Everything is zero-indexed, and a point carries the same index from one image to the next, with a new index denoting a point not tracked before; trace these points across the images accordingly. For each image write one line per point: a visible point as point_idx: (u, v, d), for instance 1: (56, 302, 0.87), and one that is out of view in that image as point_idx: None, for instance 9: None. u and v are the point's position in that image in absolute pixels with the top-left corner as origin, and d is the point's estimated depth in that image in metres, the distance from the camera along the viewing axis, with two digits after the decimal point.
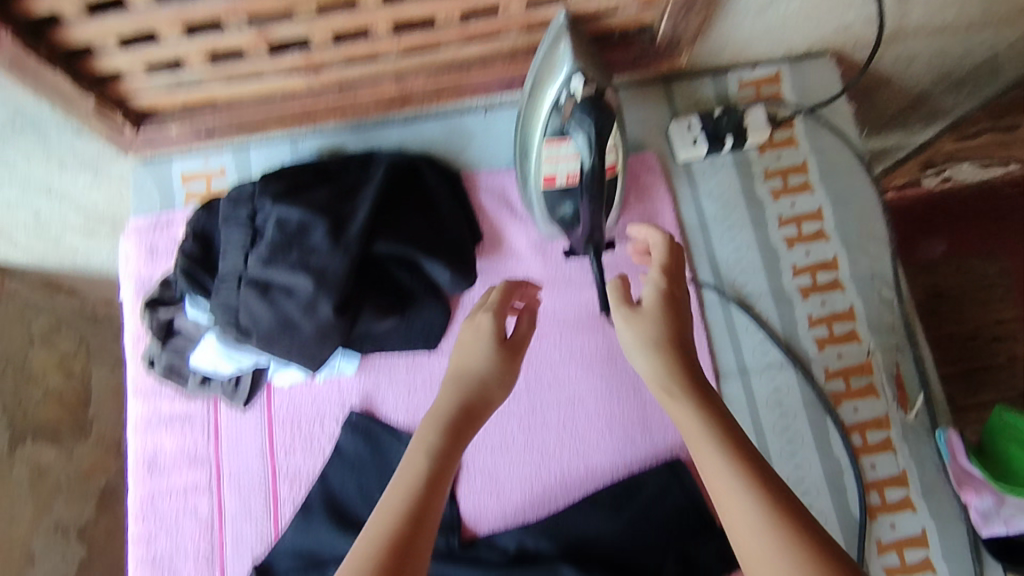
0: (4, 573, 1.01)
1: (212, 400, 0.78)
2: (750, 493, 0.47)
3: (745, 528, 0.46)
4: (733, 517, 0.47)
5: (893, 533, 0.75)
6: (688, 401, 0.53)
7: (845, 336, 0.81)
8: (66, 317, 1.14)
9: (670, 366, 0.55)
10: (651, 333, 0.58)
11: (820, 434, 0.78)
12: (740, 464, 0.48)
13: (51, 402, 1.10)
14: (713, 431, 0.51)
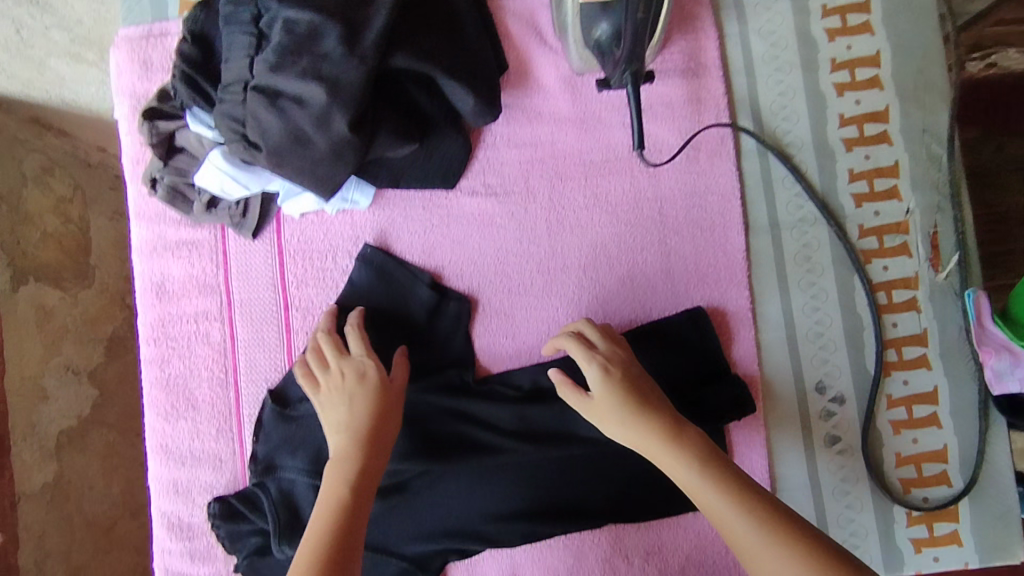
0: (20, 406, 1.02)
1: (219, 227, 0.75)
2: (738, 512, 0.55)
3: (742, 536, 0.54)
4: (728, 529, 0.55)
5: (904, 389, 0.76)
6: (664, 449, 0.61)
7: (886, 192, 0.77)
8: (61, 159, 1.06)
9: (644, 427, 0.62)
10: (616, 405, 0.64)
11: (845, 291, 0.76)
12: (723, 486, 0.57)
13: (50, 244, 1.06)
14: (694, 462, 0.59)
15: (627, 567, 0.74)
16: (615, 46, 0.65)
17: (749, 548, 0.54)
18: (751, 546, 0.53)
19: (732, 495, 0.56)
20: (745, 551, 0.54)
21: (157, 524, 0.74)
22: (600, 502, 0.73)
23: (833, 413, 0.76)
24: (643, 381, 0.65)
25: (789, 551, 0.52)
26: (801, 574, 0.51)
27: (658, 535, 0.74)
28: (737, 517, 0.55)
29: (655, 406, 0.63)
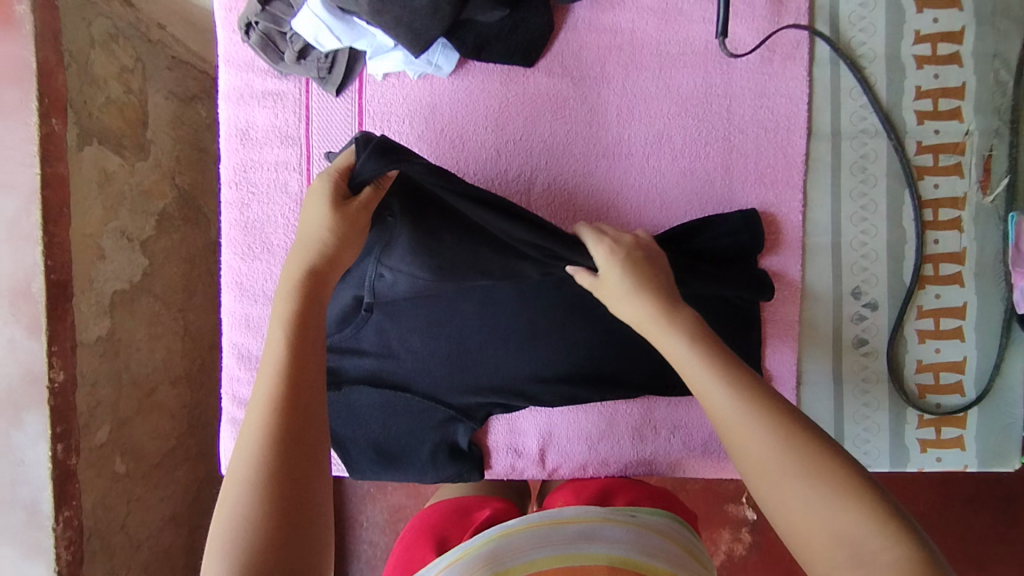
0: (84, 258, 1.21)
1: (304, 82, 0.79)
2: (722, 385, 0.53)
3: (724, 410, 0.53)
4: (713, 403, 0.54)
5: (936, 302, 0.80)
6: (658, 323, 0.60)
7: (949, 113, 0.79)
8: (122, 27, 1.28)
9: (644, 301, 0.61)
10: (622, 281, 0.63)
11: (895, 204, 0.79)
12: (709, 362, 0.55)
13: (113, 110, 1.25)
14: (687, 338, 0.58)
15: (653, 437, 0.80)
16: None
17: (729, 417, 0.52)
18: (733, 420, 0.52)
19: (719, 369, 0.55)
20: (727, 425, 0.52)
21: (227, 353, 0.80)
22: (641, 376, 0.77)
23: (866, 318, 0.80)
24: (652, 260, 0.66)
25: (765, 429, 0.50)
26: (771, 447, 0.50)
27: (686, 411, 0.79)
28: (722, 388, 0.53)
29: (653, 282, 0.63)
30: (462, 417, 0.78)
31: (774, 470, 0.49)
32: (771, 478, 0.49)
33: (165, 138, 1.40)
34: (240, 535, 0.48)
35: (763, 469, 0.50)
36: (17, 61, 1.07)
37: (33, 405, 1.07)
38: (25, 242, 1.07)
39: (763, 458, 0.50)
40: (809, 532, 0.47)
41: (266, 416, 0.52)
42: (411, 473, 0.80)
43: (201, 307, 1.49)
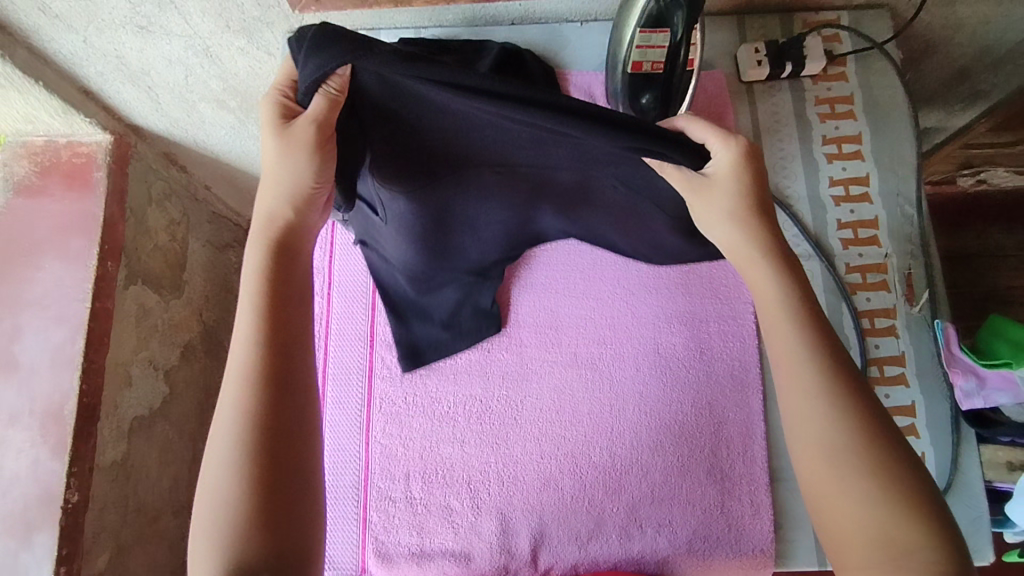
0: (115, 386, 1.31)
1: (331, 223, 0.96)
2: (813, 367, 0.60)
3: (800, 376, 0.61)
4: (793, 365, 0.61)
5: (886, 401, 0.88)
6: (768, 265, 0.67)
7: (869, 239, 0.94)
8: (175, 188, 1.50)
9: (740, 229, 0.68)
10: (729, 205, 0.67)
11: (834, 315, 0.92)
12: (803, 326, 0.63)
13: (158, 255, 1.44)
14: (786, 294, 0.65)
15: (640, 535, 0.84)
16: (655, 107, 0.89)
17: (801, 385, 0.60)
18: (813, 403, 0.59)
19: (815, 350, 0.61)
20: (795, 391, 0.61)
21: None
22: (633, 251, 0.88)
23: None
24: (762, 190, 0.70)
25: (833, 411, 0.58)
26: (830, 424, 0.58)
27: (670, 509, 0.84)
28: (812, 369, 0.60)
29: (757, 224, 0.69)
30: (482, 279, 0.91)
31: (830, 450, 0.57)
32: (832, 466, 0.57)
33: (198, 279, 1.58)
34: (228, 512, 0.55)
35: (830, 461, 0.57)
36: (87, 215, 1.26)
37: (45, 525, 1.12)
38: (65, 367, 1.18)
39: (823, 437, 0.58)
40: (851, 518, 0.55)
41: (246, 394, 0.58)
42: (439, 358, 0.92)
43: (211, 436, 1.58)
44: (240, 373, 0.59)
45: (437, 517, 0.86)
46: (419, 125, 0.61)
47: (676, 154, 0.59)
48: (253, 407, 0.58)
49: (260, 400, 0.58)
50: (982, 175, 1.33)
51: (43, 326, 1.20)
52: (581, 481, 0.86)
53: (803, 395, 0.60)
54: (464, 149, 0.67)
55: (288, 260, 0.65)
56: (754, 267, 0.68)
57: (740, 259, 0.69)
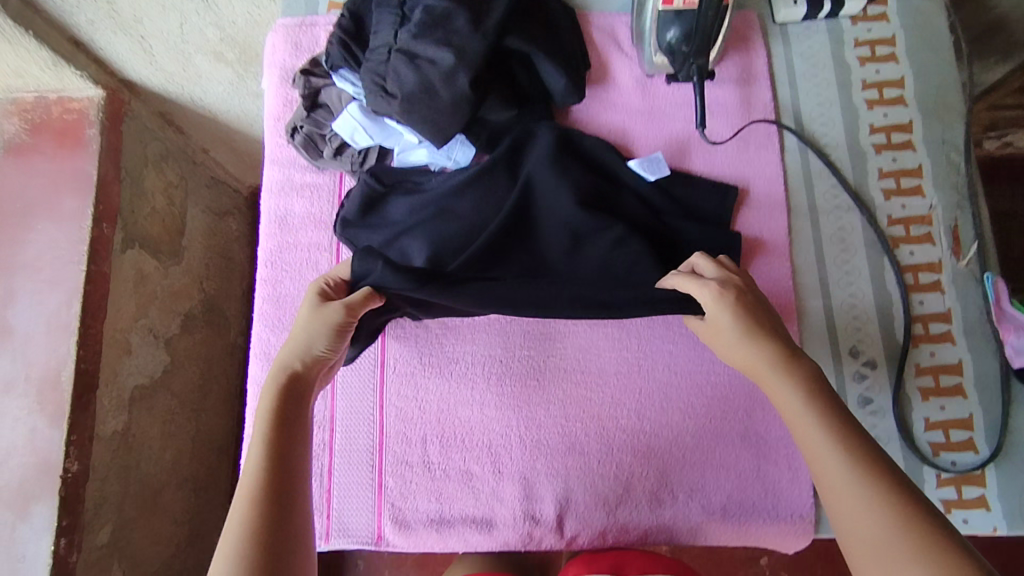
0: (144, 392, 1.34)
1: (338, 174, 0.90)
2: (839, 456, 0.56)
3: (840, 480, 0.55)
4: (830, 472, 0.56)
5: (931, 360, 0.83)
6: (774, 373, 0.63)
7: (912, 189, 0.89)
8: (173, 150, 1.43)
9: (753, 350, 0.65)
10: (733, 331, 0.66)
11: (877, 270, 0.86)
12: (828, 427, 0.58)
13: (156, 219, 1.38)
14: (803, 395, 0.61)
15: (671, 501, 0.80)
16: (684, 46, 0.82)
17: (839, 487, 0.55)
18: (845, 493, 0.54)
19: (838, 435, 0.57)
20: (838, 499, 0.54)
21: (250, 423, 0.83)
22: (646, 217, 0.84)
23: (866, 376, 0.83)
24: (759, 307, 0.67)
25: (880, 512, 0.52)
26: (882, 527, 0.51)
27: (701, 473, 0.80)
28: (842, 459, 0.55)
29: (764, 330, 0.66)
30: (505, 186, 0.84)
31: (885, 555, 0.50)
32: (875, 554, 0.51)
33: (198, 246, 1.53)
34: None
35: (870, 549, 0.51)
36: (80, 175, 1.20)
37: (44, 495, 1.07)
38: (61, 333, 1.13)
39: (877, 541, 0.51)
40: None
41: (248, 519, 0.54)
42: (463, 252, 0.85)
43: (214, 407, 1.56)
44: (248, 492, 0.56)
45: (456, 483, 0.81)
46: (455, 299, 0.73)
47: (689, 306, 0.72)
48: (259, 522, 0.54)
49: (267, 515, 0.55)
50: (1009, 138, 1.23)
51: (35, 290, 1.14)
52: (608, 444, 0.81)
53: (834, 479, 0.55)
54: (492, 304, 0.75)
55: (296, 405, 0.63)
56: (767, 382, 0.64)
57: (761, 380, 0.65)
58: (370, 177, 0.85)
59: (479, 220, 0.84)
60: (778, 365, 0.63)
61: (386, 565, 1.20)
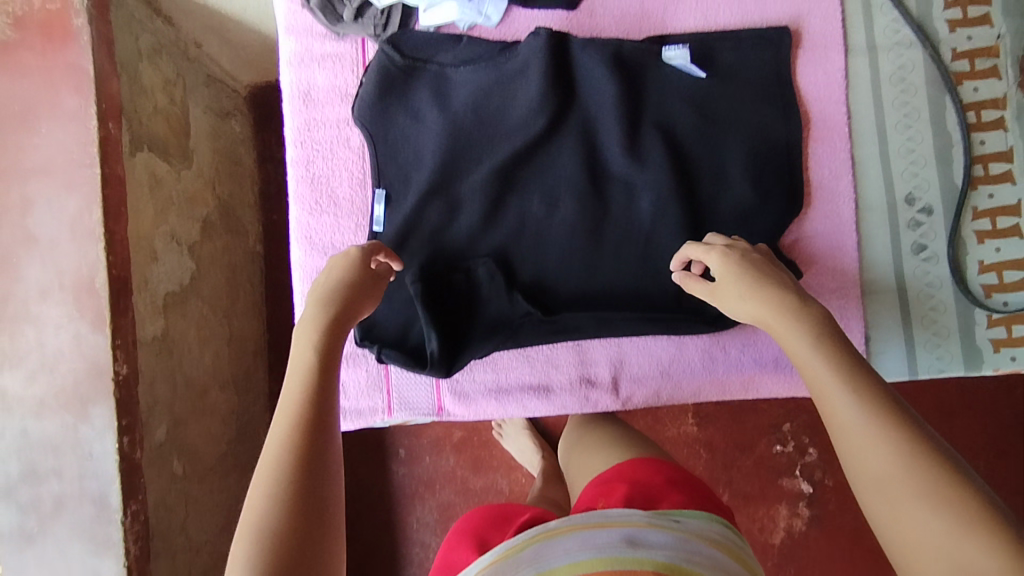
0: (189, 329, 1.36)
1: (360, 41, 0.83)
2: (851, 398, 0.51)
3: (845, 414, 0.51)
4: (834, 411, 0.52)
5: (990, 202, 0.81)
6: (785, 318, 0.59)
7: (979, 19, 0.82)
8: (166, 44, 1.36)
9: (758, 300, 0.61)
10: (734, 288, 0.63)
11: (937, 110, 0.81)
12: (832, 362, 0.54)
13: (161, 119, 1.32)
14: (807, 332, 0.57)
15: (723, 357, 0.80)
16: None
17: (847, 423, 0.50)
18: (853, 431, 0.50)
19: (850, 374, 0.52)
20: (842, 437, 0.50)
21: (300, 308, 0.82)
22: (693, 115, 0.80)
23: (921, 223, 0.81)
24: (763, 263, 0.64)
25: (887, 449, 0.48)
26: (893, 463, 0.47)
27: (753, 328, 0.80)
28: (845, 394, 0.51)
29: (768, 273, 0.63)
30: (541, 107, 0.79)
31: (895, 495, 0.46)
32: (883, 487, 0.47)
33: (206, 150, 1.49)
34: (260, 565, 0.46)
35: (876, 485, 0.48)
36: (73, 70, 0.89)
37: None
38: (85, 241, 0.88)
39: (887, 477, 0.47)
40: (918, 540, 0.45)
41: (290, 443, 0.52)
42: (487, 151, 0.80)
43: (243, 314, 1.60)
44: (281, 437, 0.52)
45: (510, 352, 0.82)
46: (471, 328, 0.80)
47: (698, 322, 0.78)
48: (296, 449, 0.51)
49: (303, 443, 0.52)
50: None
51: None
52: None
53: (839, 414, 0.51)
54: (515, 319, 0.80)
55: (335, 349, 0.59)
56: (780, 332, 0.59)
57: (774, 333, 0.60)
58: (391, 48, 0.80)
59: (506, 134, 0.80)
60: (787, 309, 0.59)
61: (427, 452, 1.23)
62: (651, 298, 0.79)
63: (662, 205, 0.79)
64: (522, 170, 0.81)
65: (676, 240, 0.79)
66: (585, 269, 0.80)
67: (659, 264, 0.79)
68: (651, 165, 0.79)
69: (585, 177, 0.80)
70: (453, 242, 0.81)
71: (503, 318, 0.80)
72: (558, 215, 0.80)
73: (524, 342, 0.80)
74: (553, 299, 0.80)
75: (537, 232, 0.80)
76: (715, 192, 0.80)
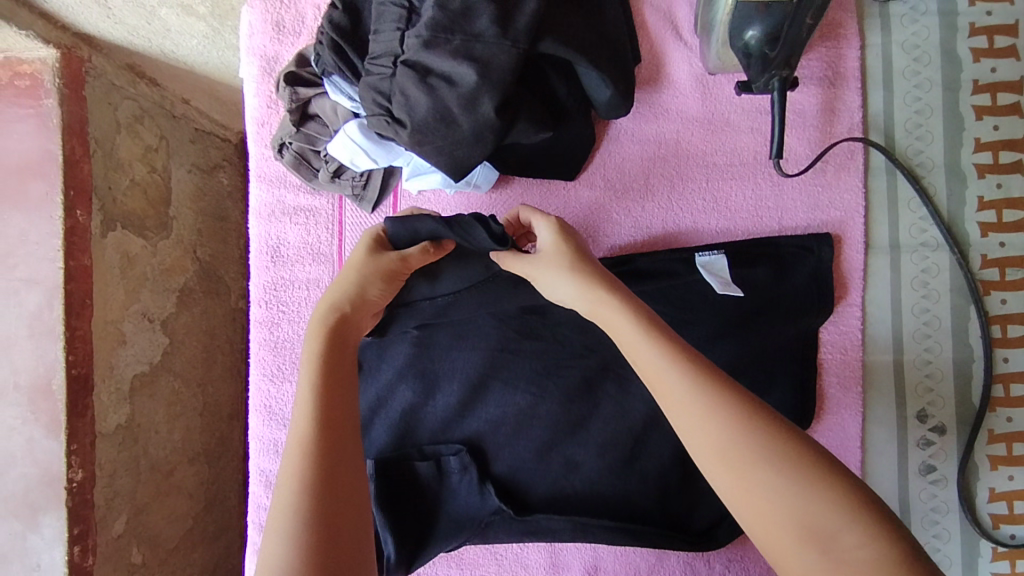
0: (164, 411, 1.12)
1: (337, 197, 0.76)
2: (677, 373, 0.48)
3: (675, 390, 0.48)
4: (664, 387, 0.48)
5: (1007, 426, 0.74)
6: (607, 301, 0.54)
7: (1015, 224, 0.74)
8: (148, 108, 1.09)
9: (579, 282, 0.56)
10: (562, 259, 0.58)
11: (960, 322, 0.75)
12: (655, 335, 0.51)
13: (137, 193, 1.07)
14: (630, 314, 0.53)
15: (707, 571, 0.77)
16: (770, 49, 0.62)
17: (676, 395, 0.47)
18: (687, 408, 0.47)
19: (674, 354, 0.49)
20: (675, 413, 0.48)
21: (254, 480, 0.78)
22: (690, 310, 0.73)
23: (932, 442, 0.75)
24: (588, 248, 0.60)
25: (716, 420, 0.45)
26: (719, 432, 0.45)
27: (741, 544, 0.76)
28: (672, 373, 0.48)
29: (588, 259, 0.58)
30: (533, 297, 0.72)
31: (734, 461, 0.44)
32: (734, 471, 0.44)
33: (186, 212, 1.15)
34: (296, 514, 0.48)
35: (718, 459, 0.45)
36: (44, 156, 0.95)
37: (51, 506, 0.97)
38: (46, 338, 0.96)
39: (719, 446, 0.45)
40: (775, 534, 0.42)
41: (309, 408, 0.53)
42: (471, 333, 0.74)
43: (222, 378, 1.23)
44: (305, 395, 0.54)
45: (477, 549, 0.78)
46: (432, 522, 0.73)
47: (678, 539, 0.73)
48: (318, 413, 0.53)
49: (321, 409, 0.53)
50: None
51: (13, 289, 0.96)
52: None
53: (668, 388, 0.48)
54: (483, 517, 0.74)
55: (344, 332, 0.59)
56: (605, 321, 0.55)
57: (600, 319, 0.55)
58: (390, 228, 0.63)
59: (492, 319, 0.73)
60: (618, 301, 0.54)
61: None
62: (632, 506, 0.74)
63: (654, 407, 0.73)
64: (506, 352, 0.75)
65: (664, 444, 0.73)
66: (564, 465, 0.74)
67: (643, 467, 0.74)
68: None
69: (572, 368, 0.74)
70: (427, 423, 0.75)
71: (471, 515, 0.74)
72: (542, 406, 0.75)
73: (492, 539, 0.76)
74: (527, 495, 0.75)
75: (517, 422, 0.75)
76: None
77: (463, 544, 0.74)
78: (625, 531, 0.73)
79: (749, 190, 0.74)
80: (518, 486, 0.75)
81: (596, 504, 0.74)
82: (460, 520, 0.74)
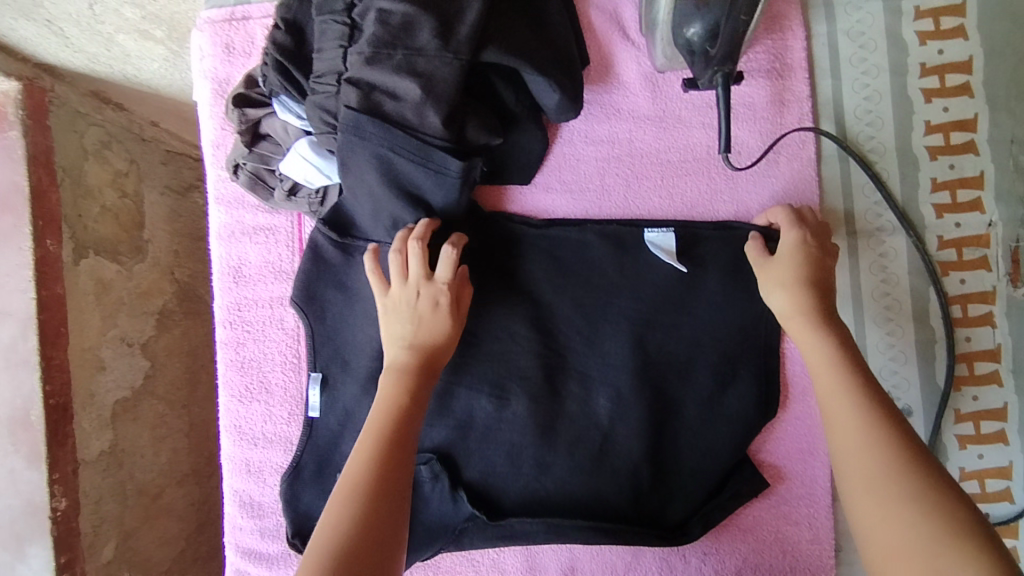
0: (148, 434, 1.12)
1: (296, 214, 0.77)
2: (854, 403, 0.55)
3: (846, 416, 0.54)
4: (838, 413, 0.55)
5: (973, 405, 0.75)
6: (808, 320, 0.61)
7: (969, 205, 0.74)
8: (116, 133, 1.09)
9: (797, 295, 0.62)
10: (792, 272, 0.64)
11: (920, 304, 0.75)
12: (841, 361, 0.58)
13: (108, 219, 1.07)
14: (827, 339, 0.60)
15: (684, 565, 0.77)
16: (710, 45, 0.63)
17: (848, 422, 0.54)
18: (849, 436, 0.53)
19: (858, 397, 0.55)
20: (839, 440, 0.54)
21: (228, 500, 0.78)
22: (649, 306, 0.73)
23: None
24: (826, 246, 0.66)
25: (878, 454, 0.51)
26: (876, 461, 0.51)
27: (716, 536, 0.76)
28: (852, 403, 0.55)
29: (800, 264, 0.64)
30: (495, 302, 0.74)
31: (880, 488, 0.50)
32: (875, 497, 0.50)
33: (161, 233, 1.15)
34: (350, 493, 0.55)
35: (866, 483, 0.51)
36: (10, 187, 0.95)
37: (37, 535, 0.96)
38: (22, 368, 0.95)
39: (869, 472, 0.51)
40: (897, 559, 0.47)
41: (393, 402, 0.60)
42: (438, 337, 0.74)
43: (209, 399, 1.22)
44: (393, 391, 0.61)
45: (454, 556, 0.79)
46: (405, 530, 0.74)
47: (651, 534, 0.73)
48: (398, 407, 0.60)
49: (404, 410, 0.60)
50: None
51: None
52: None
53: (843, 412, 0.55)
54: (457, 524, 0.75)
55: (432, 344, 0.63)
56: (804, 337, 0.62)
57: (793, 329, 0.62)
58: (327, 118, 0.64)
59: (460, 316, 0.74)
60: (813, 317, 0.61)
61: None
62: (605, 504, 0.74)
63: (621, 404, 0.73)
64: (471, 358, 0.75)
65: (633, 442, 0.73)
66: (535, 467, 0.75)
67: (614, 465, 0.74)
68: (612, 362, 0.74)
69: (539, 371, 0.74)
70: None
71: (444, 522, 0.75)
72: (510, 412, 0.75)
73: (467, 545, 0.76)
74: (502, 499, 0.75)
75: (486, 428, 0.75)
76: (679, 394, 0.73)
77: (438, 551, 0.75)
78: (598, 529, 0.73)
79: (701, 183, 0.75)
80: (491, 490, 0.75)
81: (569, 505, 0.75)
82: (434, 528, 0.75)
